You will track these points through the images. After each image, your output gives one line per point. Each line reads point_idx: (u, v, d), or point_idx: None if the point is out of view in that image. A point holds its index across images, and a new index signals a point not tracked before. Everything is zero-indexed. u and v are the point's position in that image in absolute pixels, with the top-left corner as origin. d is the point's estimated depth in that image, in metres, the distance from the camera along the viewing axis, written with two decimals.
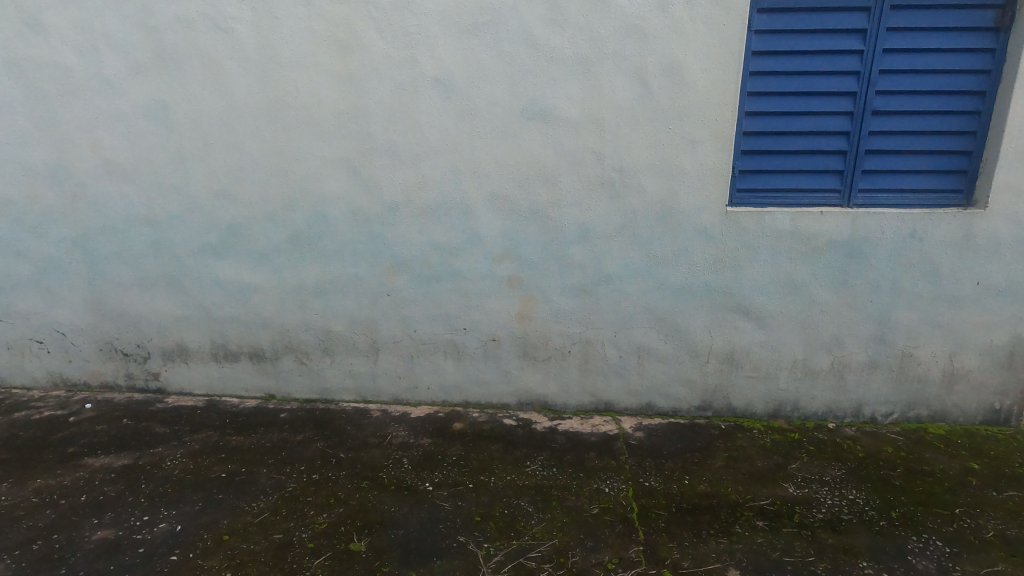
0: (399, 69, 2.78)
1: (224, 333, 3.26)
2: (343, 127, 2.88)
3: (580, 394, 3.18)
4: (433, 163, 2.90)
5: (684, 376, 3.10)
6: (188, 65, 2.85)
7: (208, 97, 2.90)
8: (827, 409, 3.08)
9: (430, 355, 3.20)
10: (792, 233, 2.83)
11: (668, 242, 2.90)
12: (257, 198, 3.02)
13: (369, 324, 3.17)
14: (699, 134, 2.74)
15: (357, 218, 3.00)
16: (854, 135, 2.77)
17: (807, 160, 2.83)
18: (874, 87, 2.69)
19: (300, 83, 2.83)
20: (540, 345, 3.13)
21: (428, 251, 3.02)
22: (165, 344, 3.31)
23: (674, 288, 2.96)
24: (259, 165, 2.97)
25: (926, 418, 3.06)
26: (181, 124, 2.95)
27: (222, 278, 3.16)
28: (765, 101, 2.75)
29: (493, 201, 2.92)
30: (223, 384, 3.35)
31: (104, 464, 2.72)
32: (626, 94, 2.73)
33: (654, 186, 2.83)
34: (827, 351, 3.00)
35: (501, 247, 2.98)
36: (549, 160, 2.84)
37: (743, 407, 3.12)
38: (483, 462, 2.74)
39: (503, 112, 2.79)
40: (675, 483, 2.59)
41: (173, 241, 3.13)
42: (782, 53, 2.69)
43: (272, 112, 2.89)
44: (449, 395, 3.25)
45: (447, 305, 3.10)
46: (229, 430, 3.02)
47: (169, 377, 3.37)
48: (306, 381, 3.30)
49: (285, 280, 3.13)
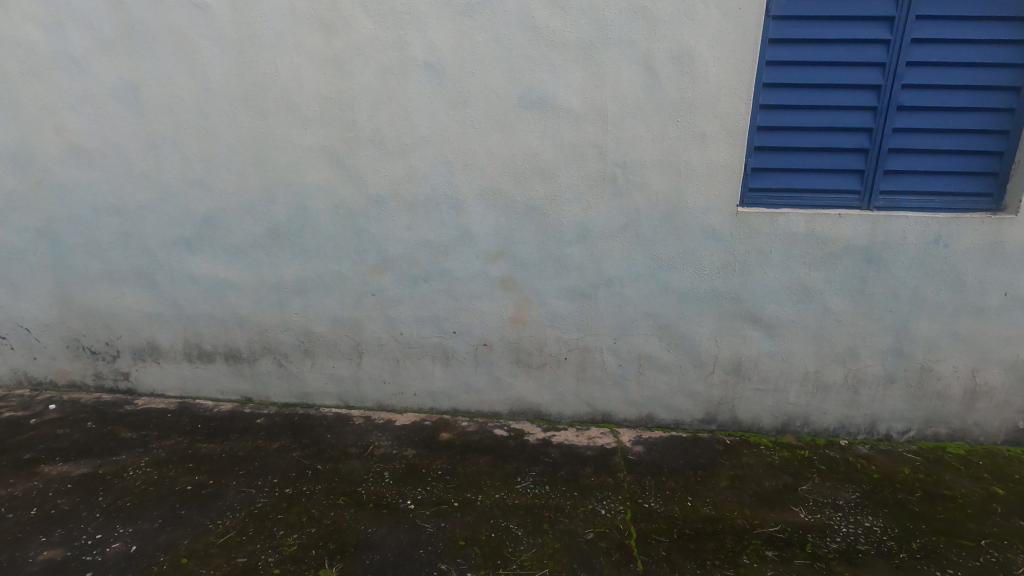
0: (386, 50, 2.57)
1: (197, 333, 3.06)
2: (325, 113, 2.67)
3: (576, 404, 2.98)
4: (422, 153, 2.69)
5: (686, 387, 2.91)
6: (160, 43, 2.64)
7: (181, 78, 2.69)
8: (839, 424, 2.89)
9: (417, 360, 3.00)
10: (807, 236, 2.63)
11: (674, 243, 2.70)
12: (233, 188, 2.81)
13: (352, 325, 2.97)
14: (710, 127, 2.54)
15: (341, 212, 2.80)
16: (876, 132, 2.55)
17: (825, 159, 2.61)
18: (900, 80, 2.47)
19: (279, 66, 2.63)
20: (534, 351, 2.93)
21: (416, 248, 2.82)
22: (136, 342, 3.11)
23: (679, 292, 2.77)
24: (235, 153, 2.77)
25: (944, 437, 2.86)
26: (152, 108, 2.74)
27: (196, 273, 2.96)
28: (782, 93, 2.53)
29: (487, 196, 2.72)
30: (197, 386, 3.15)
31: (61, 472, 2.52)
32: (631, 83, 2.52)
33: (660, 183, 2.63)
34: (841, 364, 2.80)
35: (494, 246, 2.78)
36: (548, 153, 2.64)
37: (749, 420, 2.93)
38: (471, 477, 2.55)
39: (497, 100, 2.59)
40: (676, 505, 2.40)
41: (144, 233, 2.92)
42: (801, 41, 2.47)
43: (249, 96, 2.68)
44: (436, 402, 3.06)
45: (435, 307, 2.90)
46: (200, 437, 2.82)
47: (139, 378, 3.16)
48: (285, 385, 3.11)
49: (263, 277, 2.93)
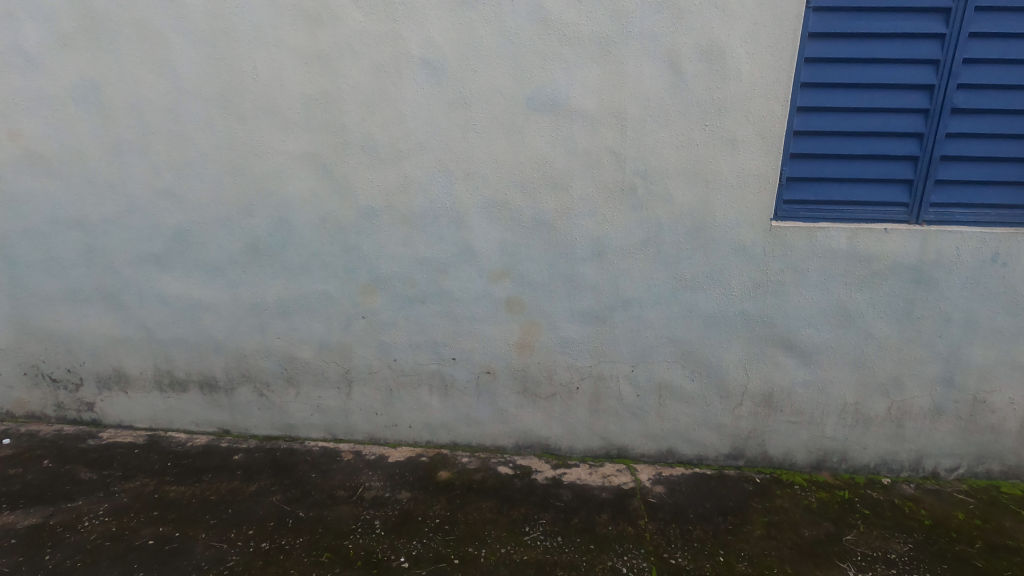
0: (379, 46, 2.29)
1: (168, 359, 2.76)
2: (310, 115, 2.39)
3: (589, 438, 2.70)
4: (419, 161, 2.40)
5: (711, 420, 2.62)
6: (124, 37, 2.36)
7: (149, 76, 2.40)
8: (881, 461, 2.61)
9: (412, 389, 2.71)
10: (849, 253, 2.36)
11: (700, 261, 2.42)
12: (208, 199, 2.52)
13: (341, 351, 2.68)
14: (742, 132, 2.26)
15: (328, 225, 2.51)
16: (927, 138, 2.27)
17: (870, 167, 2.33)
18: (955, 79, 2.20)
19: (258, 63, 2.34)
20: (543, 380, 2.64)
21: (412, 266, 2.53)
22: (101, 369, 2.81)
23: (704, 315, 2.48)
24: (210, 161, 2.48)
25: (997, 474, 2.58)
26: (117, 110, 2.45)
27: (167, 294, 2.67)
28: (821, 94, 2.25)
29: (491, 208, 2.43)
30: (169, 417, 2.84)
31: (7, 523, 2.22)
32: (654, 82, 2.24)
33: (685, 195, 2.35)
34: (884, 395, 2.52)
35: (499, 264, 2.50)
36: (559, 160, 2.35)
37: (781, 456, 2.64)
38: (473, 527, 2.27)
39: (503, 101, 2.31)
40: (707, 562, 2.13)
41: (108, 249, 2.63)
42: (844, 36, 2.19)
43: (224, 97, 2.40)
44: (434, 435, 2.76)
45: (433, 330, 2.61)
46: (169, 478, 2.52)
47: (105, 408, 2.86)
48: (267, 416, 2.81)
49: (242, 298, 2.64)
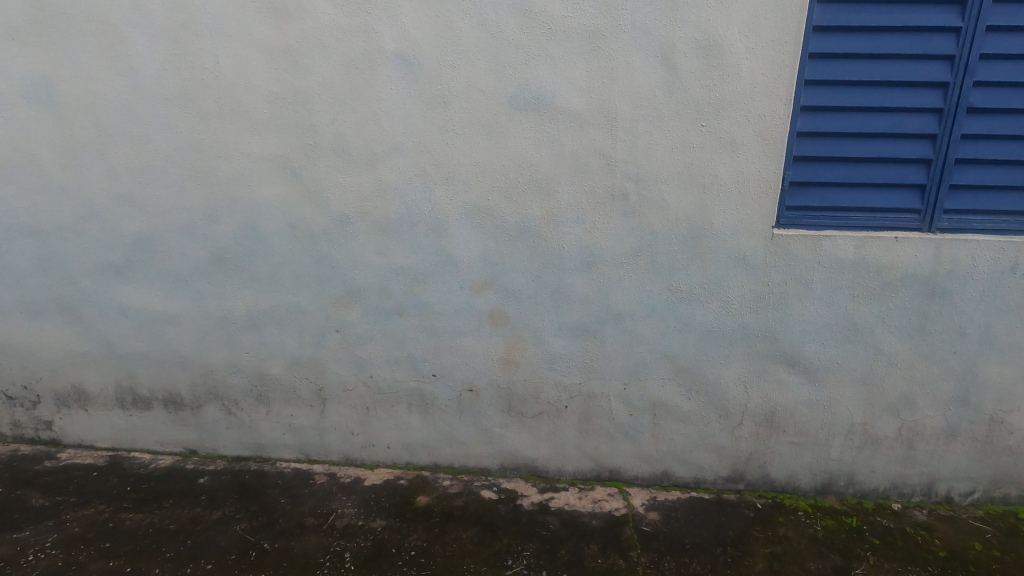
0: (350, 40, 2.12)
1: (131, 374, 2.59)
2: (278, 115, 2.22)
3: (578, 459, 2.52)
4: (394, 164, 2.24)
5: (710, 441, 2.45)
6: (77, 30, 2.19)
7: (105, 73, 2.23)
8: (891, 484, 2.44)
9: (391, 407, 2.54)
10: (857, 264, 2.19)
11: (696, 272, 2.25)
12: (170, 205, 2.36)
13: (314, 366, 2.51)
14: (742, 133, 2.10)
15: (298, 233, 2.34)
16: (940, 139, 2.11)
17: (879, 171, 2.16)
18: (972, 76, 2.03)
19: (221, 58, 2.18)
20: (529, 399, 2.47)
21: (388, 277, 2.36)
22: (60, 386, 2.64)
23: (702, 330, 2.32)
24: (172, 164, 2.31)
25: (1015, 499, 2.41)
26: (71, 109, 2.29)
27: (128, 305, 2.50)
28: (827, 92, 2.09)
29: (472, 215, 2.27)
30: (132, 437, 2.67)
31: None
32: (647, 79, 2.08)
33: (680, 201, 2.19)
34: (894, 415, 2.35)
35: (482, 274, 2.33)
36: (545, 163, 2.19)
37: (784, 479, 2.47)
38: (451, 561, 2.10)
39: (484, 100, 2.14)
40: None
41: (65, 258, 2.46)
42: (851, 29, 2.03)
43: (186, 95, 2.23)
44: (414, 456, 2.59)
45: (412, 345, 2.44)
46: (126, 504, 2.35)
47: (64, 427, 2.69)
48: (236, 435, 2.63)
49: (208, 310, 2.47)
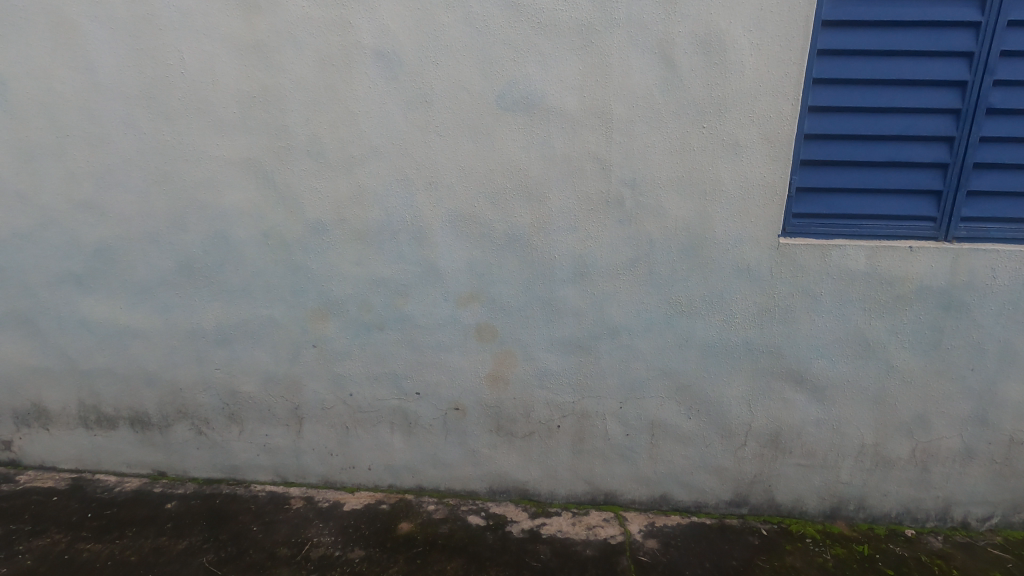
0: (325, 36, 1.97)
1: (95, 392, 2.43)
2: (248, 116, 2.07)
3: (572, 482, 2.37)
4: (373, 168, 2.09)
5: (711, 463, 2.30)
6: (31, 24, 2.03)
7: (62, 71, 2.08)
8: (903, 509, 2.29)
9: (371, 427, 2.38)
10: (869, 275, 2.05)
11: (697, 284, 2.11)
12: (134, 212, 2.20)
13: (290, 384, 2.35)
14: (746, 136, 1.96)
15: (271, 242, 2.19)
16: (957, 142, 1.97)
17: (892, 176, 2.02)
18: (992, 74, 1.89)
19: (186, 55, 2.02)
20: (519, 418, 2.32)
21: (368, 288, 2.21)
22: (19, 404, 2.47)
23: (703, 345, 2.17)
24: (135, 168, 2.15)
25: None
26: (26, 110, 2.13)
27: (90, 319, 2.34)
28: (836, 92, 1.95)
29: (458, 223, 2.11)
30: (97, 458, 2.51)
31: None
32: (644, 77, 1.93)
33: (679, 208, 2.04)
34: (908, 435, 2.21)
35: (468, 286, 2.18)
36: (535, 167, 2.04)
37: (791, 503, 2.32)
38: None
39: (470, 100, 2.00)
40: None
41: (22, 268, 2.30)
42: (862, 24, 1.89)
43: (149, 94, 2.08)
44: (397, 479, 2.43)
45: (393, 361, 2.29)
46: (86, 533, 2.19)
47: (25, 448, 2.52)
48: (208, 456, 2.47)
49: (176, 324, 2.31)
